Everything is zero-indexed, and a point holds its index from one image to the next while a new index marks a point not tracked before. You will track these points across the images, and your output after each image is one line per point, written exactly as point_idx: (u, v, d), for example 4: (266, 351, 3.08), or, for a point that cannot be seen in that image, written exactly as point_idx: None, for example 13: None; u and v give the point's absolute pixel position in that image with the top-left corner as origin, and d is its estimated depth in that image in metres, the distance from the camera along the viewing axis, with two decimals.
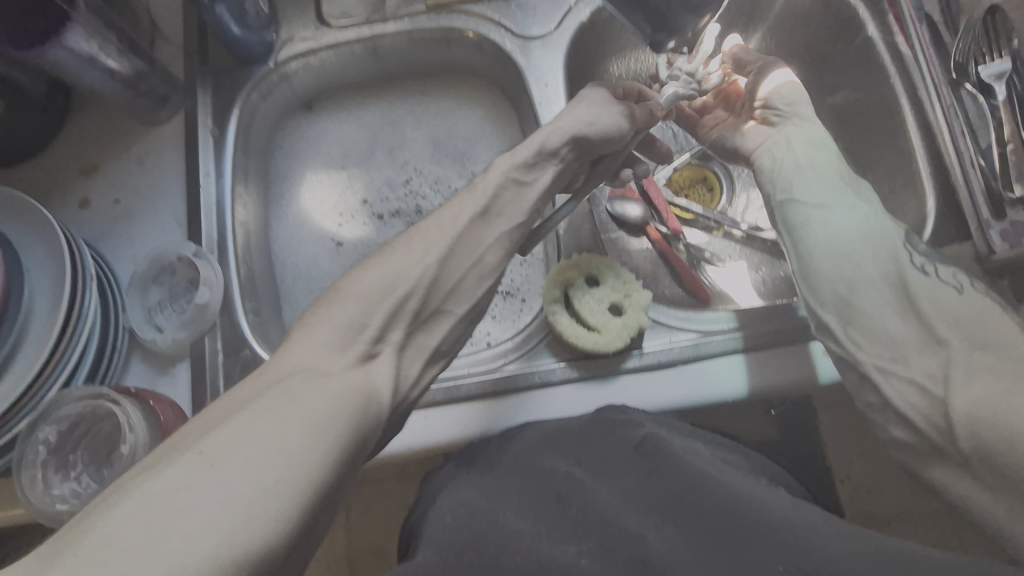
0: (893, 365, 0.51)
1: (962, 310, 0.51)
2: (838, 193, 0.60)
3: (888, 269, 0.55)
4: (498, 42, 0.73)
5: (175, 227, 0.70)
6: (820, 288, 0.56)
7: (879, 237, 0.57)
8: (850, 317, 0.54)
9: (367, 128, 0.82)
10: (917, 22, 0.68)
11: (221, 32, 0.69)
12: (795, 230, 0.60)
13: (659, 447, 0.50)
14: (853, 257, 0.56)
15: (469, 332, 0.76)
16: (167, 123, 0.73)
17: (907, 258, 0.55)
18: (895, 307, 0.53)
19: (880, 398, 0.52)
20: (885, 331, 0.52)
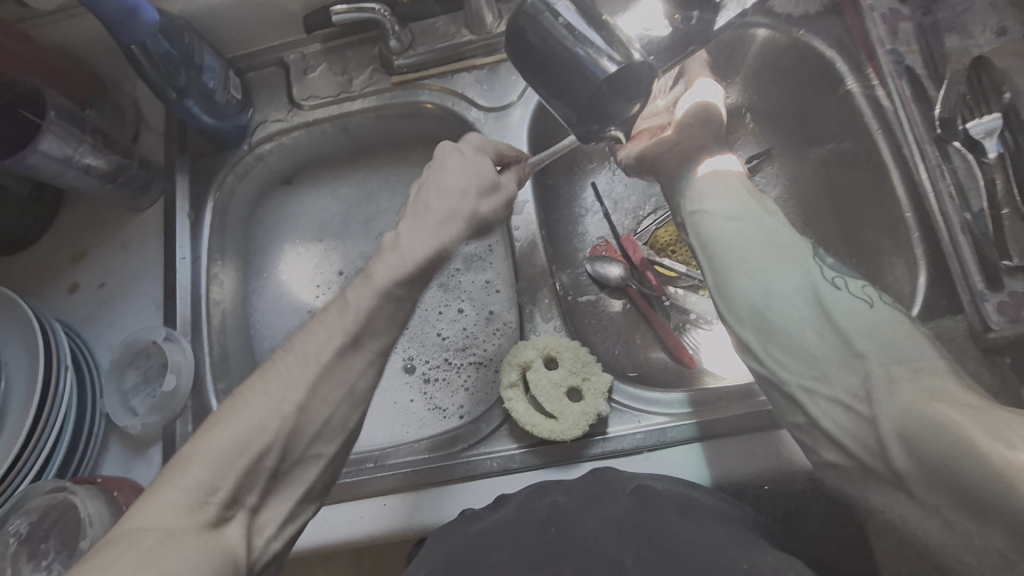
0: (818, 384, 0.47)
1: (876, 321, 0.47)
2: (747, 207, 0.56)
3: (801, 283, 0.50)
4: (461, 113, 0.74)
5: (154, 309, 0.73)
6: (737, 304, 0.52)
7: (790, 250, 0.53)
8: (768, 333, 0.50)
9: (343, 201, 0.84)
10: (897, 76, 0.63)
11: (195, 124, 0.73)
12: (706, 242, 0.56)
13: (651, 490, 0.51)
14: (766, 272, 0.52)
15: (442, 406, 0.73)
16: (149, 209, 0.77)
17: (818, 272, 0.51)
18: (814, 325, 0.49)
19: (807, 418, 0.48)
20: (803, 347, 0.48)
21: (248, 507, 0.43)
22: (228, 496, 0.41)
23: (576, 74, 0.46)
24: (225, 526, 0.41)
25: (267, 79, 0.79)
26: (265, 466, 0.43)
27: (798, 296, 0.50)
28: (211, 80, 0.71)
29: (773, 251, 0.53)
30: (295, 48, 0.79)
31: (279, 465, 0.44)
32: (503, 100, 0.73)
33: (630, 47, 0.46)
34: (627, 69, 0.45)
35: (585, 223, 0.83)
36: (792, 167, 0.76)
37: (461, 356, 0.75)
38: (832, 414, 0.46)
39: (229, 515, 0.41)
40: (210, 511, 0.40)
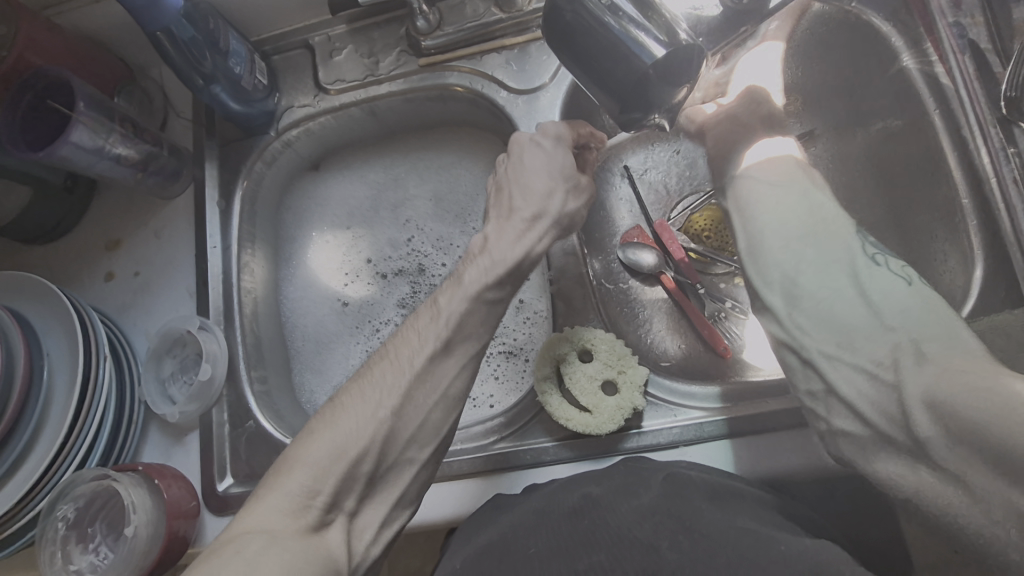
0: (841, 353, 0.44)
1: (916, 302, 0.44)
2: (789, 172, 0.52)
3: (839, 257, 0.48)
4: (491, 97, 0.72)
5: (187, 298, 0.73)
6: (766, 266, 0.49)
7: (834, 223, 0.49)
8: (795, 298, 0.48)
9: (370, 186, 0.83)
10: (959, 51, 0.59)
11: (222, 110, 0.73)
12: (739, 204, 0.52)
13: (685, 478, 0.49)
14: (804, 242, 0.49)
15: (473, 395, 0.73)
16: (179, 196, 0.77)
17: (859, 247, 0.48)
18: (851, 298, 0.46)
19: (825, 386, 0.45)
20: (832, 316, 0.46)
21: (345, 512, 0.43)
22: (327, 500, 0.41)
23: (618, 56, 0.43)
24: (325, 529, 0.41)
25: (292, 62, 0.78)
26: (362, 472, 0.43)
27: (834, 267, 0.47)
28: (237, 65, 0.70)
29: (814, 221, 0.50)
30: (319, 29, 0.77)
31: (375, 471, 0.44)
32: (535, 81, 0.71)
33: (676, 27, 0.43)
34: (673, 55, 0.42)
35: (617, 207, 0.81)
36: (836, 150, 0.72)
37: (491, 344, 0.75)
38: (852, 382, 0.43)
39: (329, 519, 0.41)
40: (303, 516, 0.40)
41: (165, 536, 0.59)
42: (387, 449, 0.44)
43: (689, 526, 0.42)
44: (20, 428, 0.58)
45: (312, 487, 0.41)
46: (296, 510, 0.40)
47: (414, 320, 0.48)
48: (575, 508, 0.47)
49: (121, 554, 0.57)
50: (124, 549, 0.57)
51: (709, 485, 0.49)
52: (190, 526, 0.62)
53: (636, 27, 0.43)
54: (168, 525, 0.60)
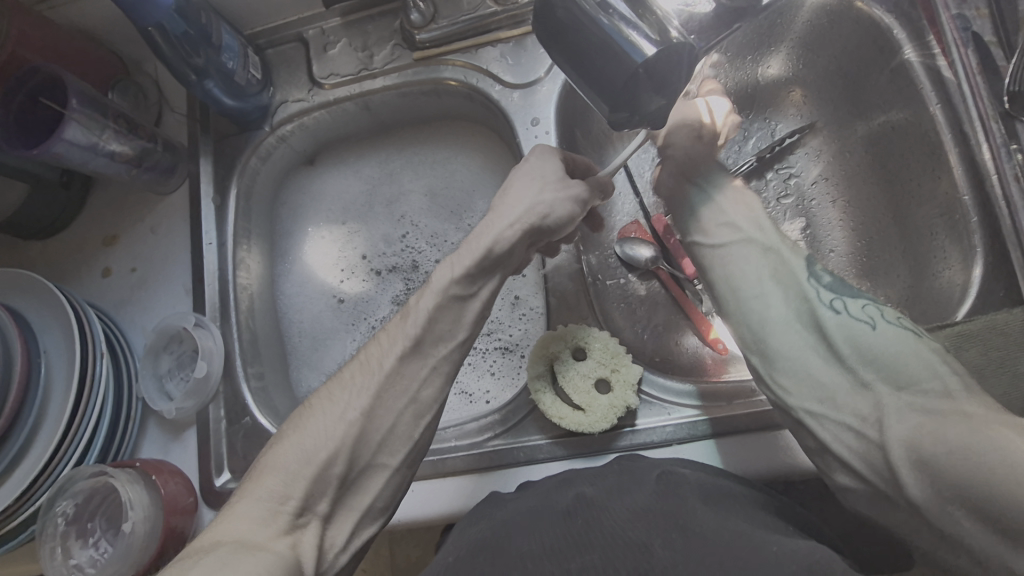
0: (826, 411, 0.45)
1: (884, 344, 0.46)
2: (735, 228, 0.55)
3: (803, 308, 0.50)
4: (486, 91, 0.71)
5: (183, 294, 0.73)
6: (738, 333, 0.51)
7: (783, 272, 0.52)
8: (770, 361, 0.49)
9: (366, 181, 0.82)
10: (963, 44, 0.58)
11: (216, 105, 0.72)
12: (703, 265, 0.54)
13: (677, 477, 0.49)
14: (766, 295, 0.51)
15: (468, 391, 0.73)
16: (175, 192, 0.77)
17: (818, 295, 0.50)
18: (819, 356, 0.47)
19: (818, 444, 0.46)
20: (808, 375, 0.47)
21: (318, 516, 0.43)
22: (298, 504, 0.42)
23: (610, 55, 0.43)
24: (297, 532, 0.42)
25: (286, 55, 0.77)
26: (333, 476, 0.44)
27: (797, 321, 0.49)
28: (230, 60, 0.69)
29: (769, 274, 0.52)
30: (313, 23, 0.76)
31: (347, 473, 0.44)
32: (531, 75, 0.70)
33: (668, 25, 0.43)
34: (665, 54, 0.42)
35: (614, 203, 0.80)
36: (836, 144, 0.71)
37: (487, 341, 0.75)
38: (841, 438, 0.44)
39: (302, 523, 0.42)
40: (275, 520, 0.41)
41: (163, 531, 0.60)
42: (360, 453, 0.45)
43: (682, 525, 0.42)
44: (18, 426, 0.59)
45: (283, 491, 0.42)
46: (267, 515, 0.41)
47: (402, 325, 0.48)
48: (567, 508, 0.47)
49: (118, 550, 0.57)
50: (121, 545, 0.58)
51: (703, 485, 0.48)
52: (187, 522, 0.63)
53: (628, 25, 0.42)
54: (167, 520, 0.61)
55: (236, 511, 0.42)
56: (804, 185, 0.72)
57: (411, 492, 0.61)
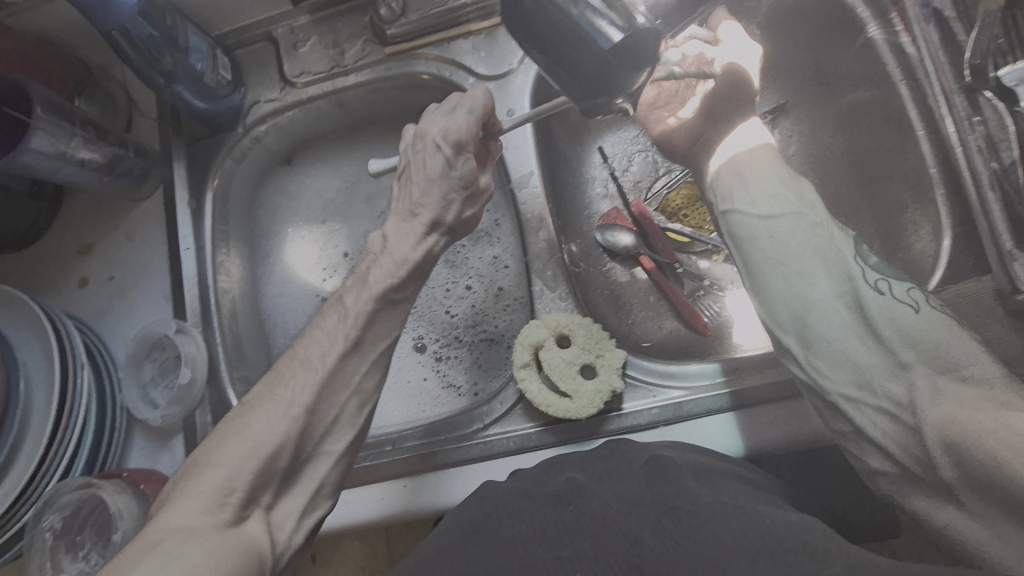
0: (860, 394, 0.45)
1: (922, 330, 0.44)
2: (782, 201, 0.51)
3: (843, 287, 0.47)
4: (459, 84, 0.71)
5: (164, 301, 0.73)
6: (775, 308, 0.49)
7: (832, 247, 0.49)
8: (810, 341, 0.47)
9: (344, 179, 0.82)
10: (923, 21, 0.59)
11: (186, 108, 0.72)
12: (741, 242, 0.52)
13: (667, 462, 0.49)
14: (806, 273, 0.48)
15: (457, 384, 0.73)
16: (151, 197, 0.76)
17: (861, 274, 0.48)
18: (858, 338, 0.46)
19: (853, 427, 0.46)
20: (847, 359, 0.46)
21: (262, 506, 0.44)
22: (244, 497, 0.42)
23: (577, 42, 0.43)
24: (243, 523, 0.42)
25: (256, 55, 0.76)
26: (278, 469, 0.44)
27: (837, 305, 0.47)
28: (198, 62, 0.68)
29: (814, 251, 0.49)
30: (282, 21, 0.75)
31: (293, 464, 0.45)
32: (503, 66, 0.70)
33: (634, 11, 0.44)
34: (634, 39, 0.42)
35: (594, 191, 0.80)
36: (808, 122, 0.72)
37: (473, 333, 0.75)
38: (878, 423, 0.44)
39: (247, 514, 0.43)
40: (219, 513, 0.41)
41: None
42: (304, 443, 0.46)
43: (676, 513, 0.41)
44: None
45: (230, 482, 0.42)
46: (211, 508, 0.41)
47: None
48: (556, 493, 0.47)
49: None
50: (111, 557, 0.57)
51: (689, 467, 0.49)
52: None
53: (599, 16, 0.42)
54: None
55: (183, 505, 0.41)
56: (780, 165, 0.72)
57: (343, 500, 0.61)
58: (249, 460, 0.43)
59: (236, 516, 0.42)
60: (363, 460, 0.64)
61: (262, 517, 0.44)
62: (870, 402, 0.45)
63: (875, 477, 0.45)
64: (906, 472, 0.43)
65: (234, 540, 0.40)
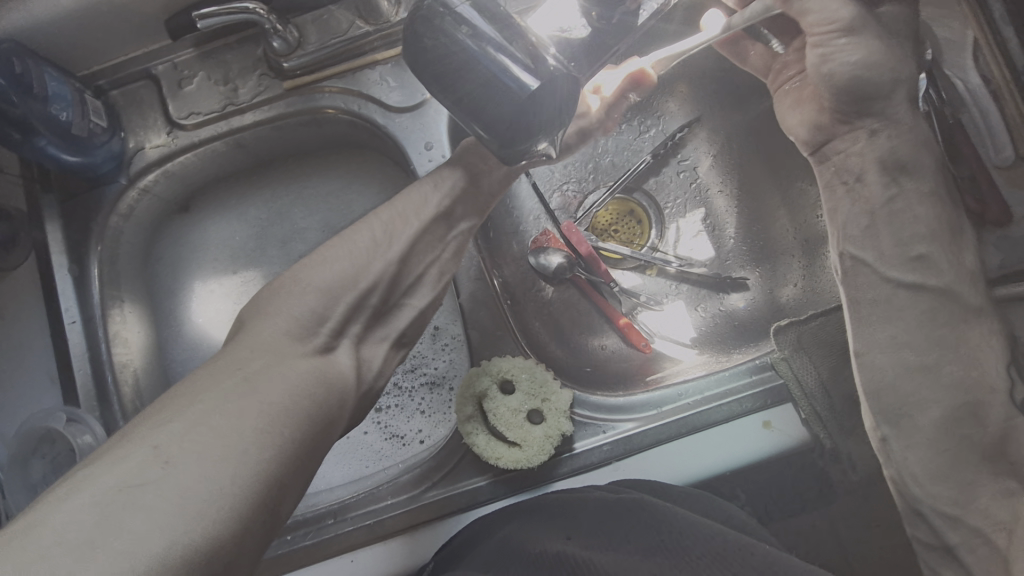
0: (954, 509, 0.48)
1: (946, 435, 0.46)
2: (923, 260, 0.51)
3: (961, 398, 0.48)
4: (369, 118, 0.67)
5: (49, 385, 0.63)
6: (879, 391, 0.51)
7: (966, 335, 0.50)
8: (907, 433, 0.50)
9: (252, 224, 0.75)
10: None
11: (55, 164, 0.63)
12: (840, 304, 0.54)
13: (652, 506, 0.45)
14: (921, 369, 0.50)
15: (399, 434, 0.69)
16: (21, 265, 0.66)
17: (1000, 376, 0.49)
18: (974, 459, 0.48)
19: (941, 539, 0.49)
20: (949, 473, 0.48)
21: (350, 338, 0.43)
22: (334, 328, 0.41)
23: (485, 86, 0.39)
24: (333, 353, 0.41)
25: (135, 96, 0.68)
26: (370, 303, 0.44)
27: (960, 417, 0.48)
28: (62, 111, 0.60)
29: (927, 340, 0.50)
30: (161, 56, 0.68)
31: (382, 305, 0.45)
32: (415, 96, 0.66)
33: (543, 51, 0.40)
34: (546, 85, 0.39)
35: (521, 213, 0.77)
36: (721, 136, 0.75)
37: (412, 378, 0.71)
38: (973, 546, 0.47)
39: (336, 345, 0.41)
40: (310, 340, 0.40)
41: None
42: None
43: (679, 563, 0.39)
44: None
45: (322, 311, 0.41)
46: (302, 333, 0.39)
47: None
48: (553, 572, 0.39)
49: None
50: None
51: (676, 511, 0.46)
52: None
53: (497, 49, 0.39)
54: None
55: (272, 320, 0.40)
56: (696, 179, 0.75)
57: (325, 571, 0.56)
58: (345, 292, 0.42)
59: (323, 346, 0.40)
60: (305, 538, 0.58)
61: (352, 347, 0.42)
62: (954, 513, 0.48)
63: (930, 560, 0.50)
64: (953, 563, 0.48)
65: (320, 366, 0.38)
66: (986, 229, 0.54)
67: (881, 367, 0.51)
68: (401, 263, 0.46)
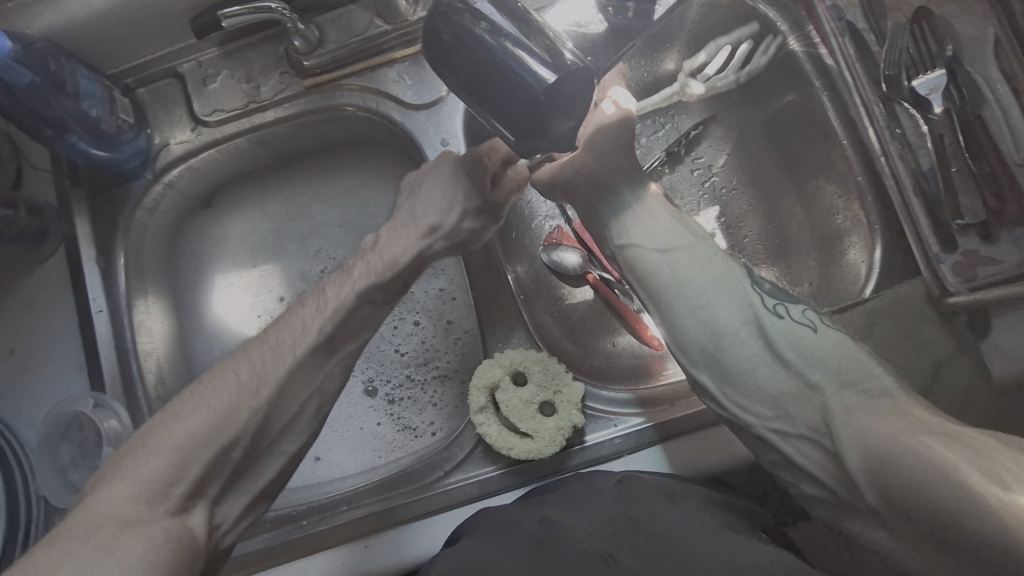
0: (776, 421, 0.48)
1: (825, 347, 0.48)
2: (676, 233, 0.55)
3: (744, 315, 0.51)
4: (386, 115, 0.68)
5: (76, 372, 0.66)
6: (687, 344, 0.52)
7: (722, 280, 0.52)
8: (727, 378, 0.50)
9: (271, 219, 0.77)
10: (839, 34, 0.60)
11: (85, 159, 0.66)
12: (642, 277, 0.54)
13: (640, 480, 0.50)
14: (708, 304, 0.51)
15: (412, 426, 0.70)
16: (51, 257, 0.68)
17: (759, 300, 0.51)
18: (764, 362, 0.49)
19: (783, 457, 0.48)
20: (759, 388, 0.49)
21: (209, 498, 0.42)
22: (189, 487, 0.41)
23: (503, 80, 0.41)
24: (188, 514, 0.41)
25: (161, 94, 0.70)
26: (228, 464, 0.43)
27: (744, 332, 0.50)
28: (93, 108, 0.62)
29: (711, 283, 0.52)
30: (187, 55, 0.70)
31: (245, 458, 0.44)
32: (432, 94, 0.67)
33: (559, 46, 0.41)
34: (563, 79, 0.40)
35: (535, 210, 0.77)
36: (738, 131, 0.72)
37: (425, 371, 0.72)
38: (805, 452, 0.46)
39: (191, 505, 0.41)
40: (160, 504, 0.40)
41: None
42: None
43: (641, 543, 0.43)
44: None
45: (176, 471, 0.41)
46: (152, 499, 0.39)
47: None
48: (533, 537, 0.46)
49: None
50: None
51: (661, 492, 0.49)
52: None
53: (514, 44, 0.40)
54: None
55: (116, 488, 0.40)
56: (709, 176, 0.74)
57: (338, 555, 0.55)
58: (203, 448, 0.42)
59: (178, 506, 0.40)
60: (321, 524, 0.60)
61: (207, 510, 0.42)
62: (792, 432, 0.47)
63: (809, 500, 0.47)
64: (840, 500, 0.44)
65: (175, 528, 0.39)
66: (1005, 226, 0.53)
67: (687, 323, 0.52)
68: (272, 406, 0.45)
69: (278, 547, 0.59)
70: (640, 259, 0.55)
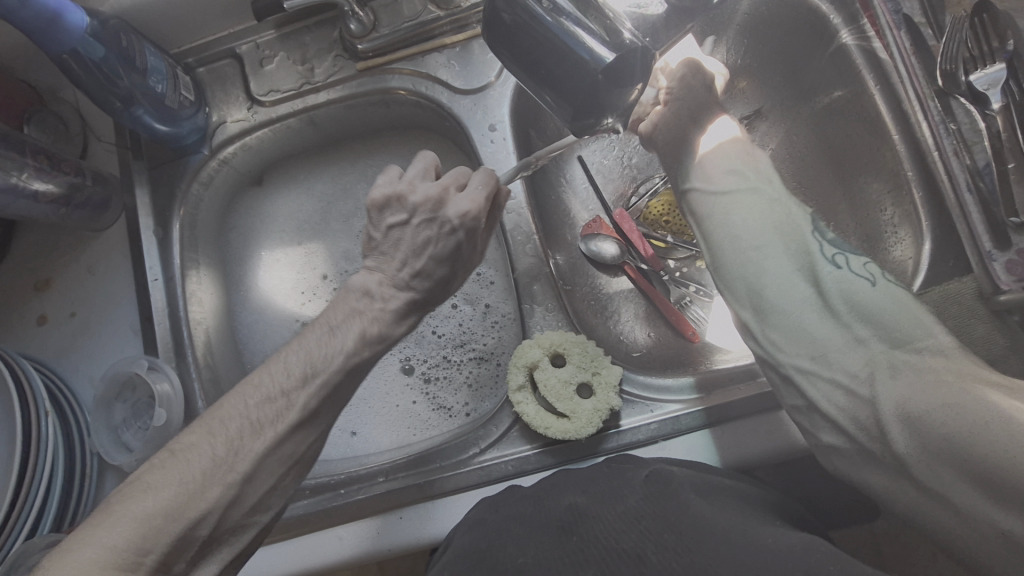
0: (815, 367, 0.46)
1: (881, 303, 0.46)
2: (738, 177, 0.53)
3: (801, 260, 0.49)
4: (436, 100, 0.70)
5: (132, 337, 0.69)
6: (734, 282, 0.50)
7: (787, 223, 0.51)
8: (765, 315, 0.49)
9: (319, 198, 0.79)
10: (895, 27, 0.60)
11: (148, 133, 0.69)
12: (701, 218, 0.53)
13: (667, 474, 0.49)
14: (764, 248, 0.50)
15: (447, 405, 0.72)
16: (112, 226, 0.71)
17: (818, 250, 0.50)
18: (813, 307, 0.47)
19: (806, 402, 0.46)
20: (803, 331, 0.47)
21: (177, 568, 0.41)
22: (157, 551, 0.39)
23: (562, 58, 0.41)
24: None
25: (220, 73, 0.73)
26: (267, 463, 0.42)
27: (796, 276, 0.48)
28: (159, 84, 0.65)
29: (772, 226, 0.51)
30: (246, 37, 0.72)
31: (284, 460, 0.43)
32: (480, 80, 0.68)
33: (620, 26, 0.42)
34: (623, 59, 0.41)
35: (574, 200, 0.78)
36: (783, 127, 0.73)
37: (462, 352, 0.73)
38: (832, 400, 0.45)
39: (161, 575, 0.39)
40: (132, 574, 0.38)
41: None
42: None
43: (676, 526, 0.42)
44: None
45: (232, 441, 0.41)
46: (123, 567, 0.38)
47: None
48: (561, 522, 0.46)
49: None
50: None
51: (694, 480, 0.48)
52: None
53: (571, 21, 0.41)
54: None
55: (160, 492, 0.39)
56: None
57: (380, 522, 0.58)
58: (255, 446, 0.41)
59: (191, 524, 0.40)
60: (359, 493, 0.62)
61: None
62: (823, 378, 0.45)
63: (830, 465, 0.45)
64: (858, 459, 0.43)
65: None
66: None
67: (734, 262, 0.50)
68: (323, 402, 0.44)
69: (317, 514, 0.61)
70: (698, 208, 0.54)
